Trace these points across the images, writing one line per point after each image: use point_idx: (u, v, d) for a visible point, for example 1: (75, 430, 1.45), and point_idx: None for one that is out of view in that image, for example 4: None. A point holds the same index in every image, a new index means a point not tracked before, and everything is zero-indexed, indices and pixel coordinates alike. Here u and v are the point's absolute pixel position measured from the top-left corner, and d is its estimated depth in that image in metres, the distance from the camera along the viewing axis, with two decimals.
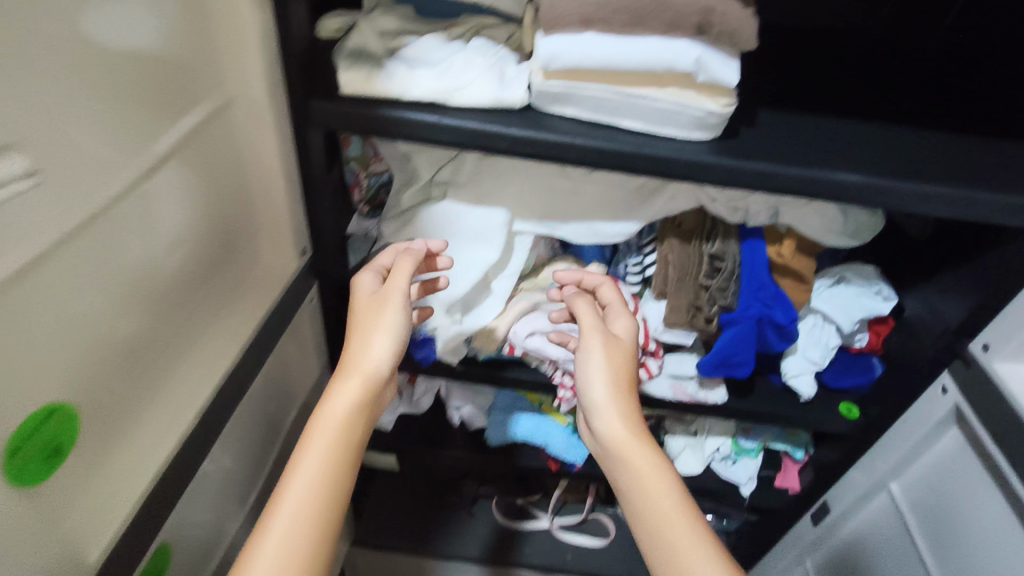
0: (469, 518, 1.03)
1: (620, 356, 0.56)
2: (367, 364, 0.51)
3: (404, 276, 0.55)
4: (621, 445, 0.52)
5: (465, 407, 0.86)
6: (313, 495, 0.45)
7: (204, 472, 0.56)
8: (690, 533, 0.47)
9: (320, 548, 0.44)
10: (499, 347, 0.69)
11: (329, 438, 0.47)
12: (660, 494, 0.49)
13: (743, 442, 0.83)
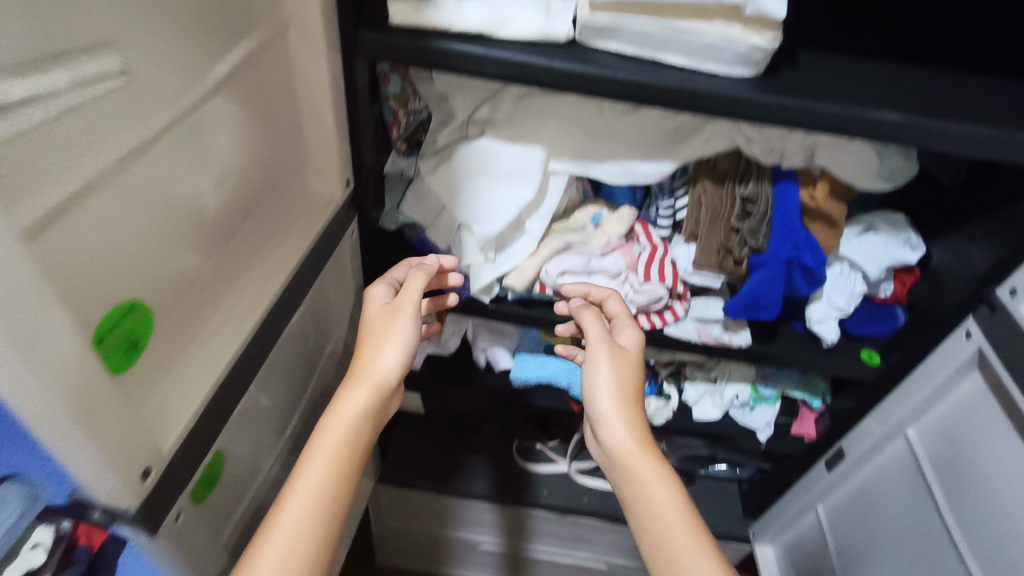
0: (489, 460, 1.06)
1: (627, 368, 0.61)
2: (377, 373, 0.55)
3: (416, 289, 0.59)
4: (629, 455, 0.56)
5: (491, 347, 0.87)
6: (316, 498, 0.49)
7: (253, 391, 0.59)
8: (691, 538, 0.52)
9: (319, 549, 0.48)
10: (530, 286, 0.70)
11: (336, 445, 0.51)
12: (665, 504, 0.54)
13: (762, 389, 0.85)
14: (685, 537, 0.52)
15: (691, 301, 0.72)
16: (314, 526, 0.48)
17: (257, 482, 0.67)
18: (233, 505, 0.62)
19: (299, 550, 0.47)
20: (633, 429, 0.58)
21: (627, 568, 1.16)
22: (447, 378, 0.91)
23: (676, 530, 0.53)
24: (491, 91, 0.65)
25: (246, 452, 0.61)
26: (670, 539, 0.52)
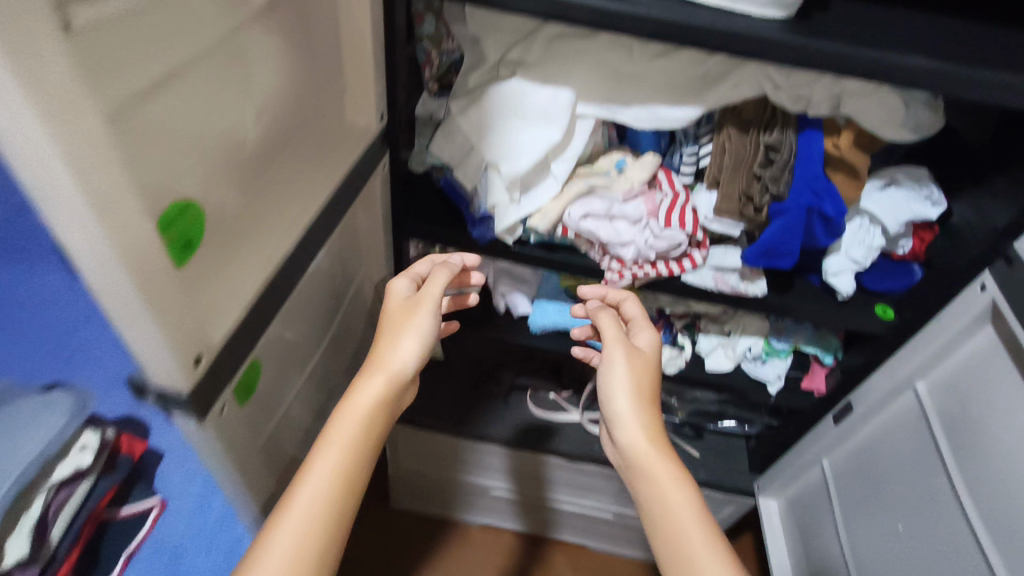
0: (505, 407, 1.10)
1: (642, 370, 0.63)
2: (394, 364, 0.56)
3: (437, 286, 0.61)
4: (645, 456, 0.58)
5: (511, 293, 0.90)
6: (329, 486, 0.49)
7: (286, 315, 0.62)
8: (704, 537, 0.54)
9: (330, 537, 0.48)
10: (552, 228, 0.72)
11: (351, 434, 0.52)
12: (679, 505, 0.56)
13: (774, 342, 0.87)
14: (699, 536, 0.54)
15: (710, 249, 0.74)
16: (326, 514, 0.48)
17: (287, 405, 0.71)
18: (266, 422, 0.66)
19: (310, 536, 0.47)
20: (649, 431, 0.60)
21: (634, 518, 1.20)
22: (467, 322, 0.93)
23: (688, 530, 0.54)
24: (523, 32, 0.66)
25: (278, 372, 0.65)
26: (682, 540, 0.54)
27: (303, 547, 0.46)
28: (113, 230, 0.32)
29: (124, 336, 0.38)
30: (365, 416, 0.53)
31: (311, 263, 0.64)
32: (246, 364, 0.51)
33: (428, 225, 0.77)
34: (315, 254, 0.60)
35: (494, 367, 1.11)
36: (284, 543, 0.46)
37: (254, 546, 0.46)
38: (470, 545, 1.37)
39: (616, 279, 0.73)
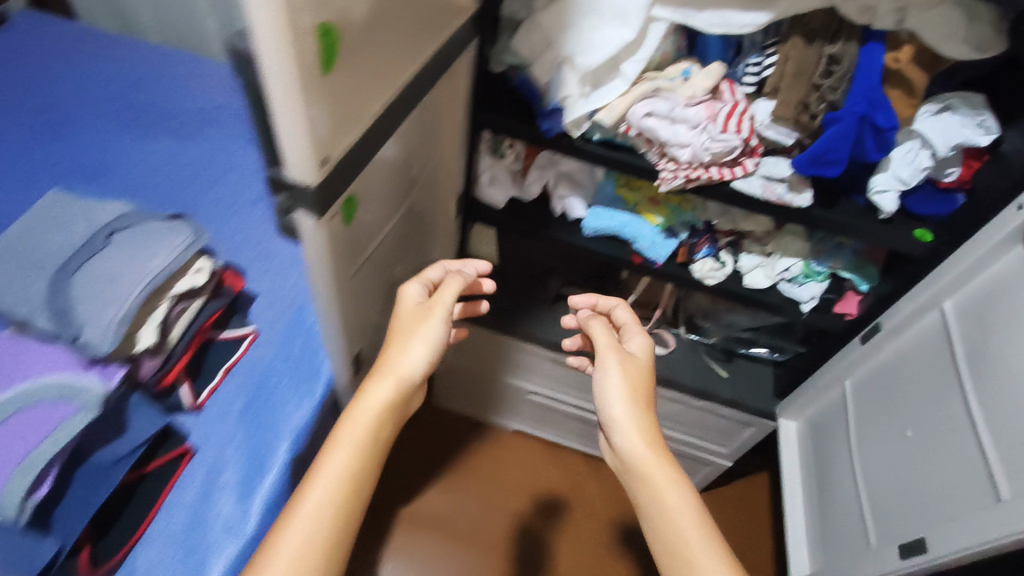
0: (550, 312, 1.17)
1: (636, 374, 0.74)
2: (401, 369, 0.65)
3: (449, 294, 0.69)
4: (639, 454, 0.69)
5: (568, 197, 0.96)
6: (347, 468, 0.60)
7: (378, 171, 0.70)
8: (690, 518, 0.66)
9: (346, 511, 0.59)
10: (616, 125, 0.77)
11: (360, 435, 0.61)
12: (670, 494, 0.67)
13: (813, 265, 0.92)
14: (685, 515, 0.66)
15: (762, 158, 0.79)
16: (342, 490, 0.59)
17: (368, 258, 0.79)
18: (356, 270, 0.76)
19: (330, 509, 0.58)
20: (643, 431, 0.71)
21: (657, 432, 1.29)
22: (524, 221, 0.99)
23: (679, 510, 0.66)
24: None
25: (366, 226, 0.75)
26: (672, 521, 0.66)
27: (317, 530, 0.57)
28: (296, 33, 0.41)
29: (280, 139, 0.46)
30: (373, 417, 0.63)
31: (400, 130, 0.72)
32: (349, 195, 0.60)
33: (501, 116, 0.83)
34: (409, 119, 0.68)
35: (543, 274, 1.18)
36: (308, 515, 0.58)
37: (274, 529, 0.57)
38: (501, 448, 1.47)
39: (671, 178, 0.79)
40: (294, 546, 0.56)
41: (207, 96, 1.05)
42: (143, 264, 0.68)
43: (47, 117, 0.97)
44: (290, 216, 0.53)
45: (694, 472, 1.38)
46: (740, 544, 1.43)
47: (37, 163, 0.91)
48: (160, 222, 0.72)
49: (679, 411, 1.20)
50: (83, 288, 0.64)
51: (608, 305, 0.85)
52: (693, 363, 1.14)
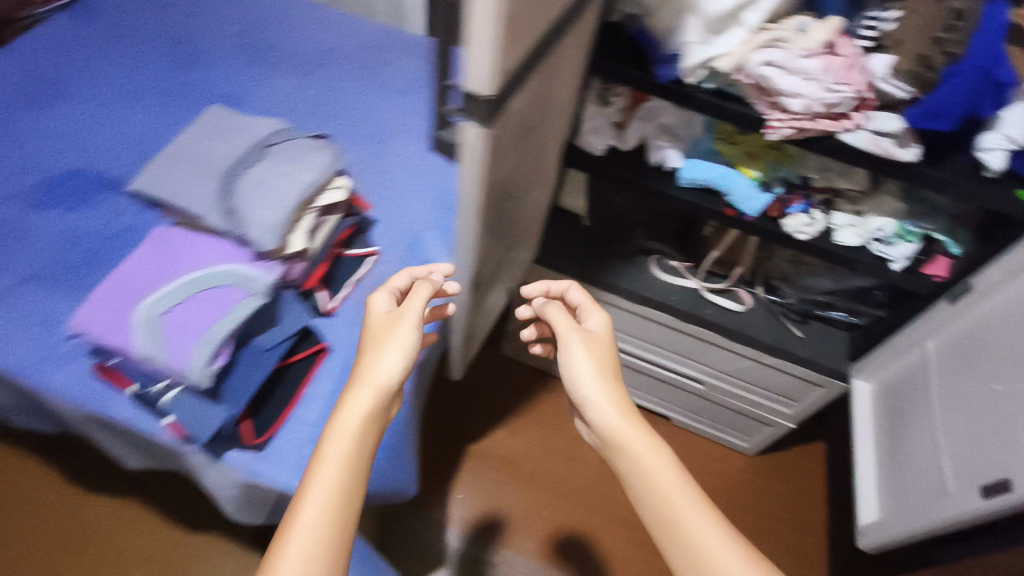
0: (631, 265, 1.21)
1: (596, 347, 0.79)
2: (380, 377, 0.65)
3: (421, 298, 0.70)
4: (613, 418, 0.74)
5: (667, 147, 1.00)
6: (345, 468, 0.61)
7: (526, 107, 0.76)
8: (662, 467, 0.71)
9: (348, 511, 0.60)
10: (731, 73, 0.81)
11: (349, 441, 0.62)
12: (642, 450, 0.72)
13: (907, 225, 0.94)
14: (656, 463, 0.71)
15: (873, 113, 0.81)
16: (337, 496, 0.60)
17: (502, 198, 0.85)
18: (493, 201, 0.82)
19: (333, 512, 0.59)
20: (612, 396, 0.75)
21: (723, 390, 1.33)
22: (622, 168, 1.03)
23: (655, 464, 0.71)
24: None
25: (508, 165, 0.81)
26: (646, 472, 0.71)
27: (321, 538, 0.58)
28: None
29: (470, 47, 0.51)
30: (357, 425, 0.63)
31: (547, 74, 0.78)
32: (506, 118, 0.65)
33: (619, 63, 0.87)
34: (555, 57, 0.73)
35: (627, 227, 1.21)
36: (309, 519, 0.58)
37: (275, 551, 0.57)
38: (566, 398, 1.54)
39: (780, 127, 0.82)
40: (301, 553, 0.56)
41: (327, 42, 1.14)
42: (295, 175, 0.75)
43: (190, 53, 1.08)
44: (460, 120, 0.59)
45: (754, 433, 1.42)
46: (794, 506, 1.45)
47: (183, 91, 1.02)
48: (307, 138, 0.79)
49: (748, 368, 1.25)
50: (248, 190, 0.72)
51: (560, 288, 0.89)
52: (769, 322, 1.18)
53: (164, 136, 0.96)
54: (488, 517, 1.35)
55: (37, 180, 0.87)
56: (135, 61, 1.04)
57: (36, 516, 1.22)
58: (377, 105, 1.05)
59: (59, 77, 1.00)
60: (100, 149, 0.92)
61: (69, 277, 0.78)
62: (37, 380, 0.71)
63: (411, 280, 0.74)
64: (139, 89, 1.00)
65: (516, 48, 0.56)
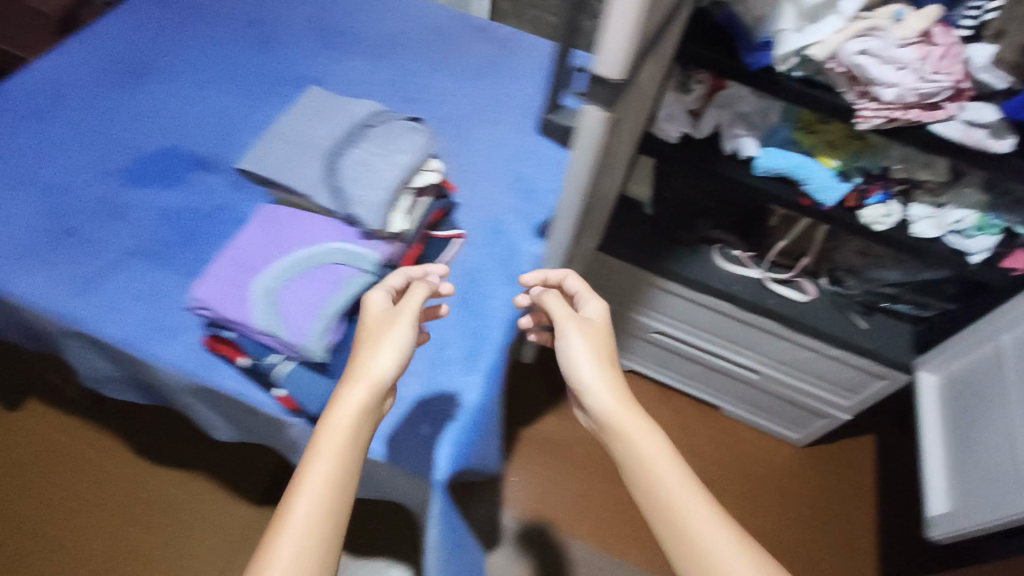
0: (694, 254, 1.21)
1: (598, 337, 0.71)
2: (374, 373, 0.59)
3: (418, 298, 0.64)
4: (616, 412, 0.66)
5: (744, 136, 1.00)
6: (328, 482, 0.54)
7: (634, 96, 0.77)
8: (668, 462, 0.63)
9: (332, 531, 0.52)
10: (824, 61, 0.81)
11: (341, 439, 0.56)
12: (649, 446, 0.64)
13: (988, 218, 0.93)
14: (663, 458, 0.63)
15: (967, 104, 0.81)
16: (330, 497, 0.53)
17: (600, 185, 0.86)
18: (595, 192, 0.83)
19: (315, 534, 0.51)
20: (616, 390, 0.68)
21: (779, 381, 1.34)
22: (696, 156, 1.03)
23: (659, 457, 0.63)
24: None
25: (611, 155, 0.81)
26: (650, 469, 0.63)
27: (306, 545, 0.50)
28: None
29: (608, 31, 0.52)
30: (350, 423, 0.57)
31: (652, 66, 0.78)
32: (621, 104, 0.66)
33: (706, 50, 0.87)
34: (659, 45, 0.74)
35: (692, 217, 1.21)
36: (290, 546, 0.50)
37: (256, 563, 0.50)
38: None
39: (870, 116, 0.82)
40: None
41: (399, 27, 1.14)
42: (395, 156, 0.76)
43: (266, 36, 1.08)
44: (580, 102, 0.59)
45: (806, 425, 1.43)
46: (844, 499, 1.45)
47: (262, 74, 1.03)
48: (403, 121, 0.80)
49: (808, 359, 1.25)
50: (351, 171, 0.74)
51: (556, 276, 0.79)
52: (833, 314, 1.18)
53: (248, 116, 0.97)
54: (541, 500, 1.36)
55: (131, 158, 0.88)
56: (212, 44, 1.05)
57: (106, 488, 1.26)
58: (453, 91, 1.05)
59: (143, 56, 1.01)
60: (188, 129, 0.93)
61: (169, 255, 0.80)
62: (149, 352, 0.73)
63: (408, 280, 0.68)
64: (220, 70, 1.01)
65: (645, 35, 0.57)
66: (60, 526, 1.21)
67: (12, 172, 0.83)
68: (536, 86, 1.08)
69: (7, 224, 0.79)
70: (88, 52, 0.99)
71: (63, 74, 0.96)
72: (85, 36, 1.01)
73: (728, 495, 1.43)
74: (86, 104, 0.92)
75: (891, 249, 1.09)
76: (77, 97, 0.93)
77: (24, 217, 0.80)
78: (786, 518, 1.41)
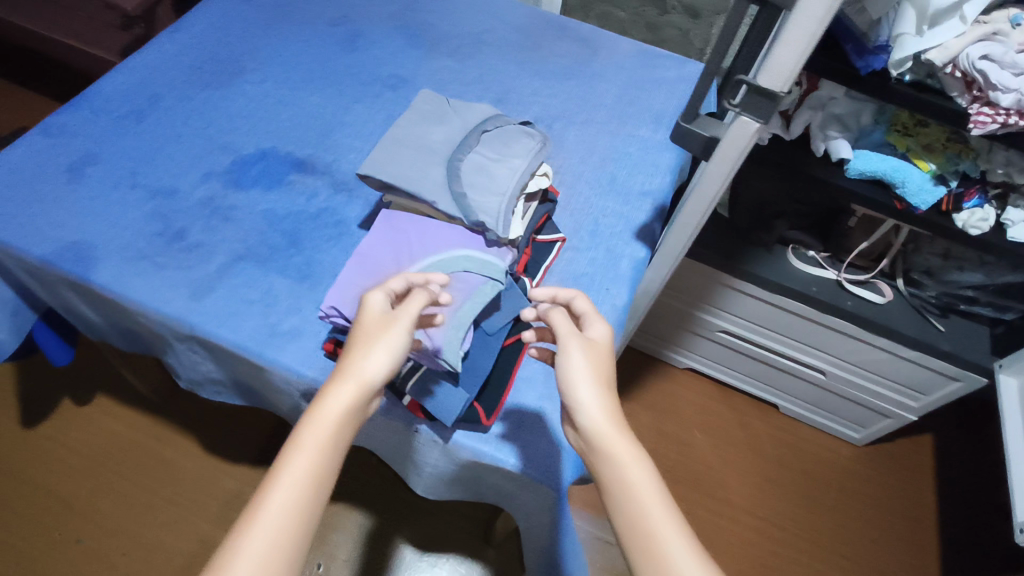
0: (768, 254, 1.22)
1: (598, 359, 0.64)
2: (363, 374, 0.56)
3: (416, 305, 0.59)
4: (607, 437, 0.59)
5: (836, 137, 0.98)
6: (299, 488, 0.51)
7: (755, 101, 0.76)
8: (657, 498, 0.56)
9: (297, 543, 0.49)
10: (942, 66, 0.80)
11: (320, 439, 0.53)
12: (640, 479, 0.57)
13: None
14: (654, 495, 0.56)
15: None
16: (301, 501, 0.50)
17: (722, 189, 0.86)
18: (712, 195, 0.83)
19: (276, 545, 0.48)
20: (610, 415, 0.60)
21: (845, 380, 1.34)
22: (784, 157, 1.03)
23: (645, 485, 0.56)
24: None
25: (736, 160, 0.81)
26: (638, 505, 0.55)
27: (269, 549, 0.48)
28: None
29: (780, 44, 0.52)
30: (332, 423, 0.54)
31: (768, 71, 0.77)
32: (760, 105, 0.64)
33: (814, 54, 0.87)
34: None
35: (769, 217, 1.21)
36: (253, 551, 0.48)
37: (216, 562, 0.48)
38: (674, 383, 1.56)
39: (989, 121, 0.80)
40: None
41: (478, 25, 1.14)
42: (512, 162, 0.76)
43: (351, 33, 1.08)
44: (730, 113, 0.59)
45: (868, 424, 1.43)
46: (904, 498, 1.44)
47: (350, 72, 1.02)
48: (515, 125, 0.80)
49: (879, 361, 1.25)
50: (472, 177, 0.73)
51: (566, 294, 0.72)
52: (910, 315, 1.18)
53: (341, 115, 0.96)
54: (603, 508, 1.28)
55: (232, 159, 0.88)
56: (299, 41, 1.05)
57: (180, 482, 1.27)
58: (539, 90, 1.05)
59: (232, 55, 1.00)
60: (285, 128, 0.93)
61: (278, 258, 0.80)
62: (266, 355, 0.72)
63: (408, 285, 0.64)
64: (309, 69, 1.01)
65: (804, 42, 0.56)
66: (135, 519, 1.22)
67: (119, 174, 0.84)
68: (619, 88, 1.09)
69: (117, 226, 0.80)
70: (179, 51, 0.99)
71: (156, 74, 0.96)
72: (174, 35, 1.01)
73: (789, 491, 1.44)
74: (183, 104, 0.93)
75: (979, 251, 1.08)
76: (174, 98, 0.93)
77: (133, 219, 0.81)
78: (846, 516, 1.41)
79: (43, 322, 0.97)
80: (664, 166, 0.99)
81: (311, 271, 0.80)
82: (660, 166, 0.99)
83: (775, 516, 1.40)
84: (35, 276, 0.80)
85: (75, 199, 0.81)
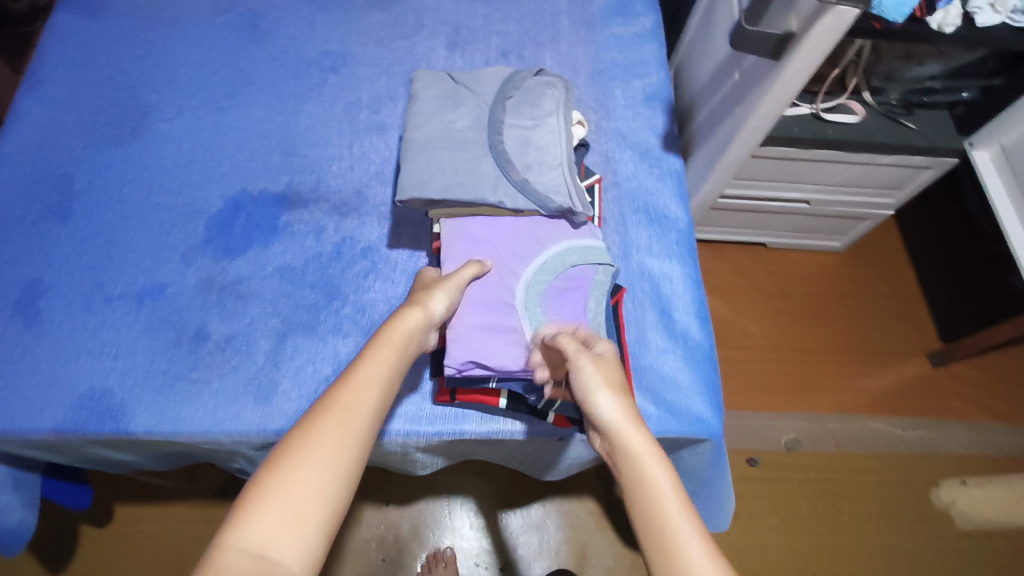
0: None
1: (614, 374, 0.55)
2: (427, 301, 0.58)
3: (464, 273, 0.61)
4: (629, 442, 0.50)
5: None
6: (383, 384, 0.51)
7: None
8: (683, 508, 0.46)
9: (370, 418, 0.49)
10: None
11: (397, 342, 0.54)
12: (666, 493, 0.47)
13: None
14: (678, 502, 0.46)
15: None
16: (377, 388, 0.51)
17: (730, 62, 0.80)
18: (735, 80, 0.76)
19: (360, 407, 0.49)
20: (630, 416, 0.52)
21: (828, 202, 1.37)
22: None
23: (670, 496, 0.47)
24: None
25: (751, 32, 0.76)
26: (663, 513, 0.46)
27: (350, 407, 0.49)
28: None
29: None
30: (405, 336, 0.55)
31: None
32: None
33: None
34: None
35: None
36: (335, 404, 0.49)
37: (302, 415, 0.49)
38: None
39: None
40: (323, 437, 0.46)
41: None
42: (550, 122, 0.68)
43: (249, 14, 0.88)
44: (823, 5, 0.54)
45: (847, 232, 1.50)
46: (895, 281, 1.54)
47: (274, 64, 0.84)
48: (531, 79, 0.72)
49: (862, 173, 1.26)
50: (523, 156, 0.66)
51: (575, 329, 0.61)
52: (883, 124, 1.16)
53: (292, 123, 0.80)
54: None
55: (205, 223, 0.73)
56: (194, 47, 0.84)
57: None
58: (489, 14, 0.91)
59: (125, 94, 0.80)
60: (239, 163, 0.77)
61: (322, 320, 0.68)
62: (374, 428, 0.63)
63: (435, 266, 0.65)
64: (225, 77, 0.83)
65: None
66: None
67: (83, 291, 0.68)
68: None
69: (125, 354, 0.65)
70: (59, 109, 0.78)
71: (48, 149, 0.76)
72: (38, 91, 0.80)
73: (803, 317, 1.50)
74: (102, 176, 0.75)
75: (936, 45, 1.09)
76: (90, 173, 0.75)
77: (137, 339, 0.66)
78: (852, 317, 1.50)
79: (45, 474, 0.81)
80: (654, 60, 0.91)
81: (366, 318, 0.69)
82: (649, 61, 0.90)
83: (796, 341, 1.47)
84: (47, 446, 0.66)
85: (52, 344, 0.65)
